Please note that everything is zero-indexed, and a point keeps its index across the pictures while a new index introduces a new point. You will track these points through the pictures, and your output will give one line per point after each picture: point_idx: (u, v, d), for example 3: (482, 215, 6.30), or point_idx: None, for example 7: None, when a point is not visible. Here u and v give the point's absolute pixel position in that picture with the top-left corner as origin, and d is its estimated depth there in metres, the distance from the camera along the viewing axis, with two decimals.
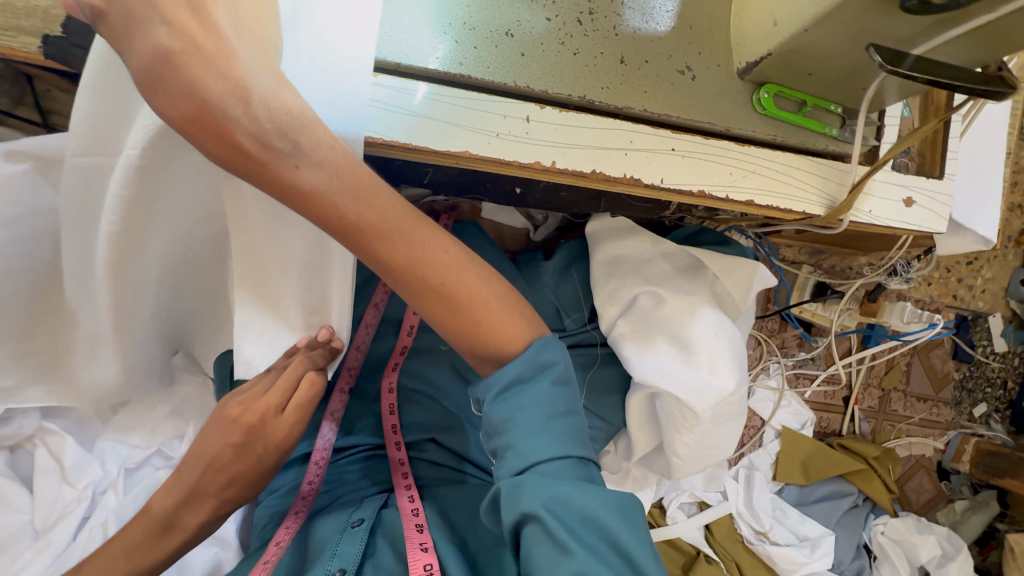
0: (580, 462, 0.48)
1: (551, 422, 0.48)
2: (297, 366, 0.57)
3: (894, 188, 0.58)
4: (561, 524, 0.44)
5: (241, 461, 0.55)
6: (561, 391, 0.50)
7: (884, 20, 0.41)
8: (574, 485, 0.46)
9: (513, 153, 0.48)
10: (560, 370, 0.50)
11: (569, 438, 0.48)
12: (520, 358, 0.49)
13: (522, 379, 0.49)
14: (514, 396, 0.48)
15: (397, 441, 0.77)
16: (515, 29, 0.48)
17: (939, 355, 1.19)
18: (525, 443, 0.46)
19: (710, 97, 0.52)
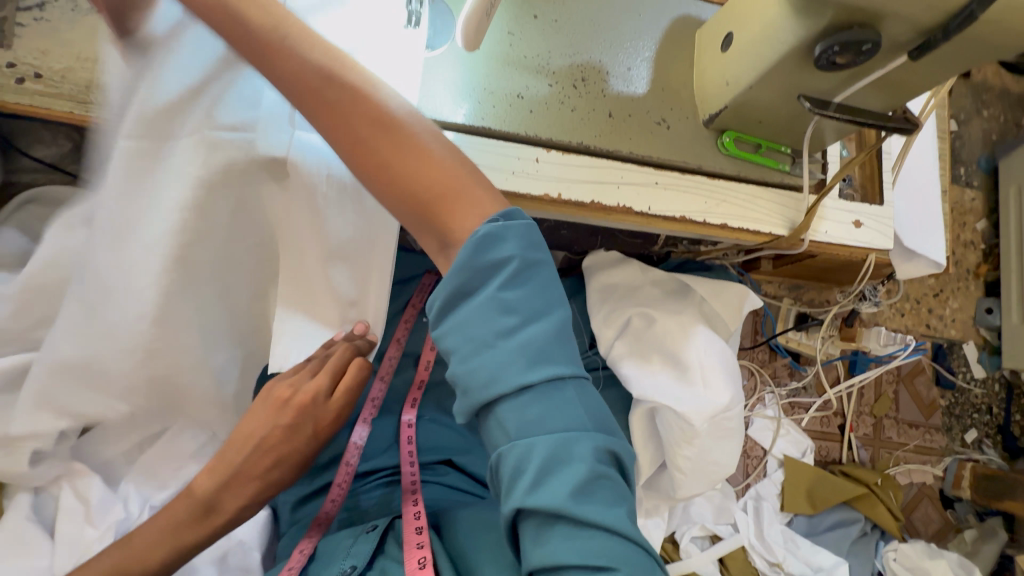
0: (552, 383, 0.40)
1: (511, 337, 0.40)
2: (340, 355, 0.64)
3: (844, 213, 0.69)
4: (537, 471, 0.38)
5: (292, 442, 0.62)
6: (507, 299, 0.41)
7: (809, 79, 0.53)
8: (545, 419, 0.39)
9: (526, 187, 0.59)
10: (511, 270, 0.42)
11: (531, 356, 0.40)
12: (460, 270, 0.42)
13: (469, 290, 0.42)
14: (462, 314, 0.41)
15: (411, 462, 0.79)
16: (524, 92, 0.61)
17: (924, 381, 1.25)
18: (481, 379, 0.39)
19: (683, 142, 0.64)
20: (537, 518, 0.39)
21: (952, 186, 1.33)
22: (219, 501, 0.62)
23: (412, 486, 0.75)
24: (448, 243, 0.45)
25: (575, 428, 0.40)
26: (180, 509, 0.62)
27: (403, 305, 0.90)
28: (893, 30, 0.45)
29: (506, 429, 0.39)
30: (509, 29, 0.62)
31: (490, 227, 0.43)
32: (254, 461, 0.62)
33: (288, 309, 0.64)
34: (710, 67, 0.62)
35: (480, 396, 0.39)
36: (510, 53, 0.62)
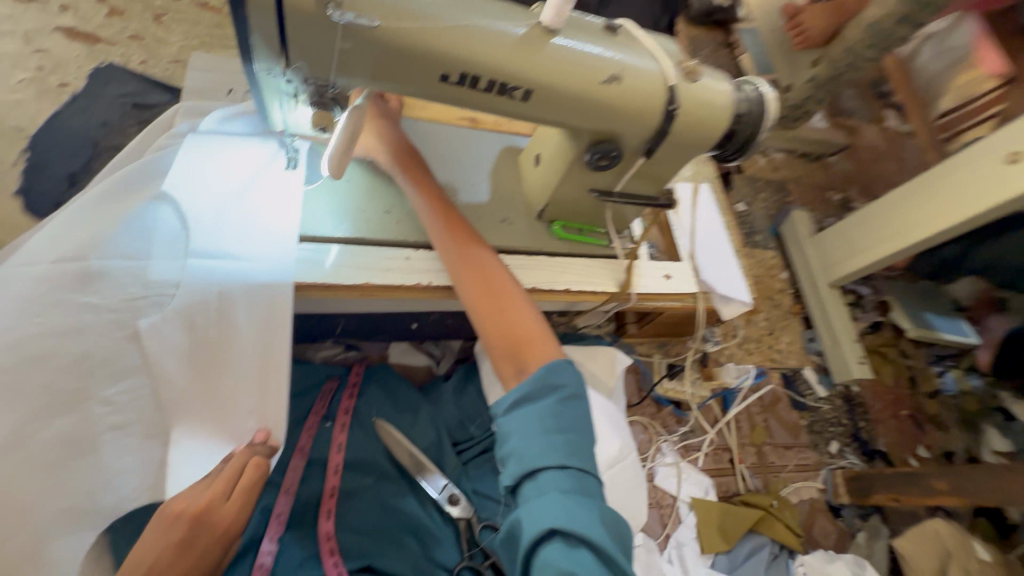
0: (577, 474, 0.57)
1: (549, 429, 0.59)
2: (239, 461, 0.65)
3: (656, 270, 0.90)
4: (540, 522, 0.53)
5: (183, 557, 0.58)
6: (563, 407, 0.61)
7: (593, 177, 0.74)
8: (570, 508, 0.54)
9: (402, 280, 0.72)
10: (566, 394, 0.62)
11: (563, 450, 0.57)
12: (525, 382, 0.63)
13: (533, 398, 0.62)
14: (522, 409, 0.62)
15: (335, 564, 0.78)
16: (391, 210, 0.77)
17: (784, 407, 1.46)
18: (528, 457, 0.57)
19: (524, 232, 0.82)
20: (562, 553, 0.52)
21: (755, 250, 1.72)
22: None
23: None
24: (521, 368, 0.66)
25: (593, 527, 0.53)
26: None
27: (304, 414, 0.93)
28: (629, 143, 0.68)
29: (531, 500, 0.55)
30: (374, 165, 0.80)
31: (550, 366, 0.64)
32: None
33: (194, 430, 0.68)
34: (530, 177, 0.83)
35: (519, 469, 0.57)
36: (377, 181, 0.78)
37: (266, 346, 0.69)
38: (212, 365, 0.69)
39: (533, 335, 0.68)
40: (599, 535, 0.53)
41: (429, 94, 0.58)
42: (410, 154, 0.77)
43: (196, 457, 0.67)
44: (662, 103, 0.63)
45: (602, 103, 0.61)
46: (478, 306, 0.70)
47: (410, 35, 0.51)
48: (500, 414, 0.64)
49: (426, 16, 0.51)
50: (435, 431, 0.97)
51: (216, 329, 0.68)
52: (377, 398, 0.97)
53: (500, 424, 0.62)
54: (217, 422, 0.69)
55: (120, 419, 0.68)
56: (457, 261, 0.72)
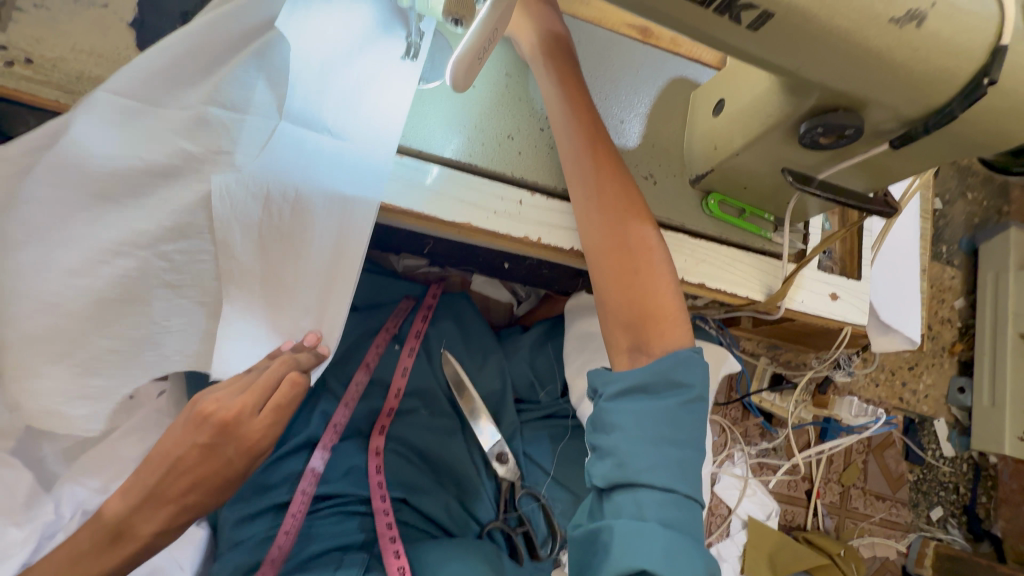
0: (682, 502, 0.48)
1: (661, 439, 0.49)
2: (278, 369, 0.62)
3: (821, 284, 0.69)
4: (639, 554, 0.45)
5: (208, 461, 0.59)
6: (682, 415, 0.50)
7: (792, 154, 0.54)
8: (676, 547, 0.45)
9: (507, 228, 0.59)
10: (689, 399, 0.51)
11: (675, 471, 0.48)
12: (645, 369, 0.52)
13: (650, 390, 0.51)
14: (636, 401, 0.51)
15: (382, 498, 0.82)
16: (515, 133, 0.62)
17: (892, 455, 1.24)
18: (637, 467, 0.48)
19: (669, 199, 0.65)
20: None
21: (934, 263, 1.36)
22: (130, 526, 0.59)
23: (388, 531, 0.79)
24: (642, 347, 0.54)
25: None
26: (89, 536, 0.59)
27: (375, 327, 0.91)
28: (874, 117, 0.46)
29: (629, 520, 0.47)
30: (506, 71, 0.64)
31: (682, 355, 0.52)
32: (170, 480, 0.59)
33: (257, 310, 0.65)
34: (698, 131, 0.63)
35: (619, 474, 0.48)
36: (506, 93, 0.63)
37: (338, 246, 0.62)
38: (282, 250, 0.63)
39: (667, 307, 0.54)
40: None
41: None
42: (560, 64, 0.59)
43: (244, 339, 0.65)
44: (968, 73, 0.40)
45: (878, 53, 0.39)
46: (601, 259, 0.57)
47: None
48: (602, 394, 0.53)
49: None
50: (503, 382, 0.91)
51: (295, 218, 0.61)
52: (450, 333, 0.92)
53: (602, 408, 0.52)
54: (273, 311, 0.66)
55: (179, 281, 0.61)
56: (587, 201, 0.58)
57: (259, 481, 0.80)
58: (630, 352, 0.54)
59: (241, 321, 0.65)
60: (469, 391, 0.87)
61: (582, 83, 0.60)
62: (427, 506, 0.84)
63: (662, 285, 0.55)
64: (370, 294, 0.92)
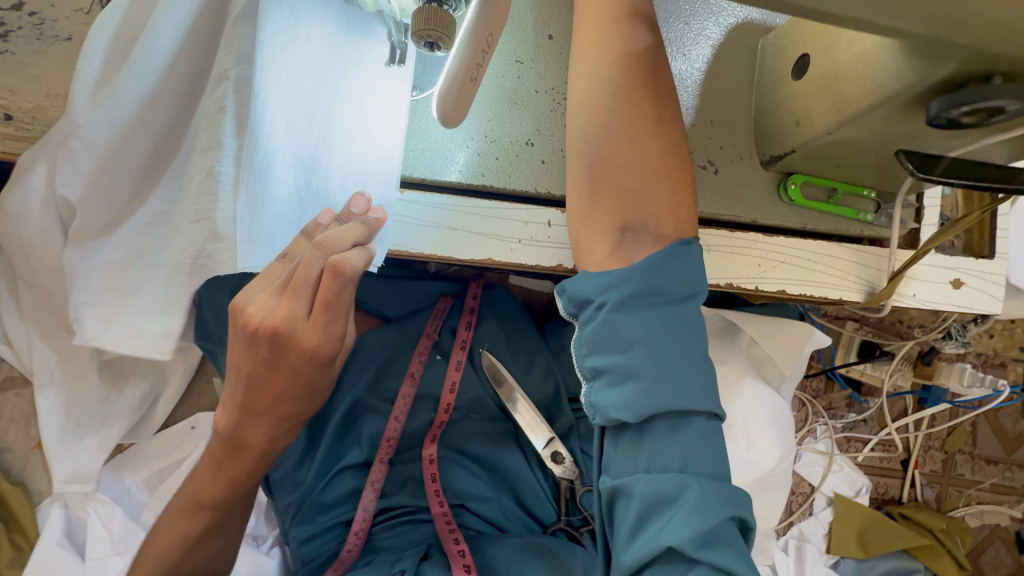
0: (709, 433, 0.36)
1: (680, 360, 0.37)
2: (310, 263, 0.42)
3: (940, 271, 0.55)
4: (664, 516, 0.34)
5: (276, 378, 0.45)
6: (691, 325, 0.38)
7: (910, 127, 0.39)
8: (715, 499, 0.34)
9: (536, 258, 0.50)
10: (701, 305, 0.40)
11: (706, 397, 0.36)
12: (651, 266, 0.38)
13: (657, 294, 0.38)
14: (647, 310, 0.38)
15: (440, 502, 0.77)
16: (534, 137, 0.51)
17: (1008, 413, 1.08)
18: (663, 398, 0.35)
19: (736, 191, 0.52)
20: (669, 572, 0.34)
21: None
22: (243, 435, 0.49)
23: (446, 527, 0.75)
24: (627, 228, 0.42)
25: (729, 529, 0.35)
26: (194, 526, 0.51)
27: (414, 336, 0.81)
28: None
29: (649, 471, 0.35)
30: (517, 56, 0.51)
31: (679, 249, 0.40)
32: (251, 398, 0.47)
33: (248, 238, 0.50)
34: (774, 100, 0.49)
35: (640, 408, 0.35)
36: (518, 89, 0.51)
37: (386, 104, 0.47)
38: (287, 87, 0.44)
39: (660, 188, 0.42)
40: (734, 548, 0.34)
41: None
42: (595, 17, 0.43)
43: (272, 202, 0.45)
44: None
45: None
46: (656, 183, 0.42)
47: None
48: (599, 303, 0.39)
49: None
50: (554, 385, 0.81)
51: (295, 37, 0.44)
52: (494, 333, 0.82)
53: (605, 323, 0.38)
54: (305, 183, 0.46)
55: None
56: (641, 118, 0.42)
57: (319, 501, 0.76)
58: (613, 235, 0.42)
59: (266, 172, 0.44)
60: (521, 398, 0.78)
61: (642, 43, 0.43)
62: (486, 511, 0.77)
63: (661, 152, 0.42)
64: (405, 299, 0.83)
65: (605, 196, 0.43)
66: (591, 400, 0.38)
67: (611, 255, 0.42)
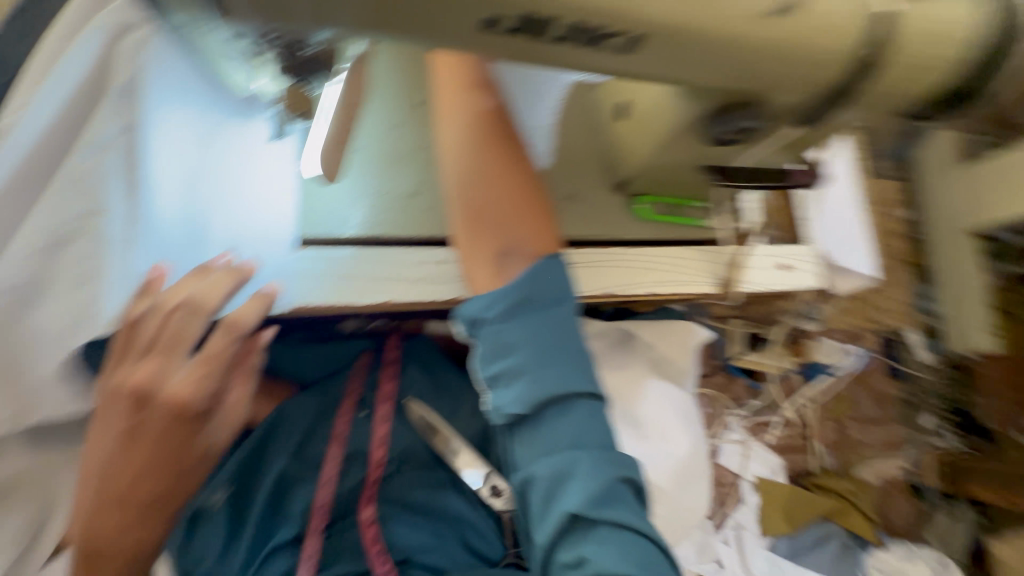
0: (594, 412, 0.42)
1: (559, 353, 0.43)
2: (180, 318, 0.46)
3: (769, 258, 0.67)
4: (564, 491, 0.39)
5: (139, 447, 0.44)
6: (566, 323, 0.45)
7: (705, 149, 0.51)
8: (603, 465, 0.39)
9: (434, 293, 0.54)
10: (574, 306, 0.47)
11: (586, 381, 0.42)
12: (525, 280, 0.45)
13: (533, 302, 0.45)
14: (526, 317, 0.44)
15: (384, 561, 0.72)
16: (417, 189, 0.58)
17: (877, 375, 1.26)
18: (547, 387, 0.41)
19: (596, 214, 0.62)
20: (574, 540, 0.38)
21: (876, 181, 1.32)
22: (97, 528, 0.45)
23: None
24: (501, 254, 0.49)
25: (623, 492, 0.40)
26: None
27: (337, 398, 0.81)
28: (779, 104, 0.43)
29: (548, 455, 0.40)
30: (392, 123, 0.59)
31: (547, 262, 0.47)
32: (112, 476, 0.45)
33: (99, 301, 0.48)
34: (609, 139, 0.60)
35: (532, 399, 0.41)
36: (397, 150, 0.58)
37: (270, 169, 0.53)
38: (166, 165, 0.45)
39: (523, 217, 0.49)
40: (629, 507, 0.40)
41: (488, 50, 0.34)
42: (449, 85, 0.52)
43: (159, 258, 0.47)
44: (852, 44, 0.37)
45: None
46: (518, 213, 0.49)
47: None
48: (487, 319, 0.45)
49: None
50: (482, 421, 0.83)
51: (174, 115, 0.45)
52: (417, 380, 0.84)
53: (491, 334, 0.44)
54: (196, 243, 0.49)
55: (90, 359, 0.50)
56: (498, 163, 0.50)
57: None
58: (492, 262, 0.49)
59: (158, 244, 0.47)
60: (450, 438, 0.78)
61: (488, 104, 0.52)
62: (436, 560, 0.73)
63: (517, 188, 0.50)
64: (322, 361, 0.84)
65: (479, 230, 0.50)
66: (491, 404, 0.43)
67: (493, 279, 0.48)
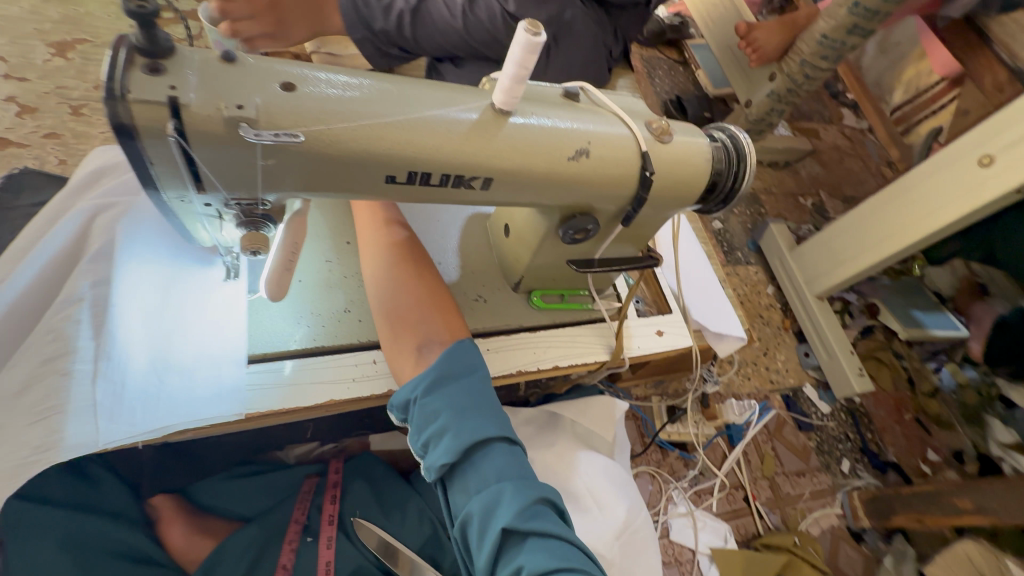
0: (510, 450, 0.52)
1: (475, 409, 0.53)
2: None
3: (645, 328, 0.84)
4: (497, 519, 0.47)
5: None
6: (477, 385, 0.56)
7: (567, 248, 0.68)
8: (524, 488, 0.49)
9: (370, 388, 0.64)
10: (483, 372, 0.58)
11: (500, 426, 0.53)
12: (441, 359, 0.56)
13: (449, 374, 0.55)
14: (445, 386, 0.54)
15: None
16: (349, 306, 0.68)
17: (791, 430, 1.38)
18: (468, 435, 0.50)
19: (502, 310, 0.76)
20: (512, 556, 0.46)
21: (739, 266, 1.60)
22: None
23: None
24: (421, 344, 0.60)
25: (544, 507, 0.50)
26: None
27: (282, 527, 0.81)
28: (604, 211, 0.61)
29: (479, 492, 0.49)
30: (325, 257, 0.71)
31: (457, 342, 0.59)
32: None
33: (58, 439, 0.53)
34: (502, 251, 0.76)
35: (458, 448, 0.49)
36: (331, 277, 0.69)
37: (223, 306, 0.63)
38: (135, 311, 0.58)
39: (436, 313, 0.62)
40: (548, 519, 0.49)
41: (398, 196, 0.51)
42: (371, 225, 0.68)
43: (129, 394, 0.55)
44: (634, 170, 0.57)
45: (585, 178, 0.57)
46: (431, 311, 0.62)
47: (345, 140, 0.43)
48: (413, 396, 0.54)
49: (364, 115, 0.44)
50: (431, 525, 0.83)
51: (145, 274, 0.61)
52: (364, 495, 0.85)
53: (418, 406, 0.53)
54: (158, 374, 0.57)
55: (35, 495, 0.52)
56: (412, 276, 0.64)
57: None
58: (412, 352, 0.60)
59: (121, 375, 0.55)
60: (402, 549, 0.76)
61: (399, 236, 0.68)
62: None
63: (430, 293, 0.64)
64: (267, 492, 0.85)
65: (401, 329, 0.62)
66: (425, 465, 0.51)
67: (416, 366, 0.59)
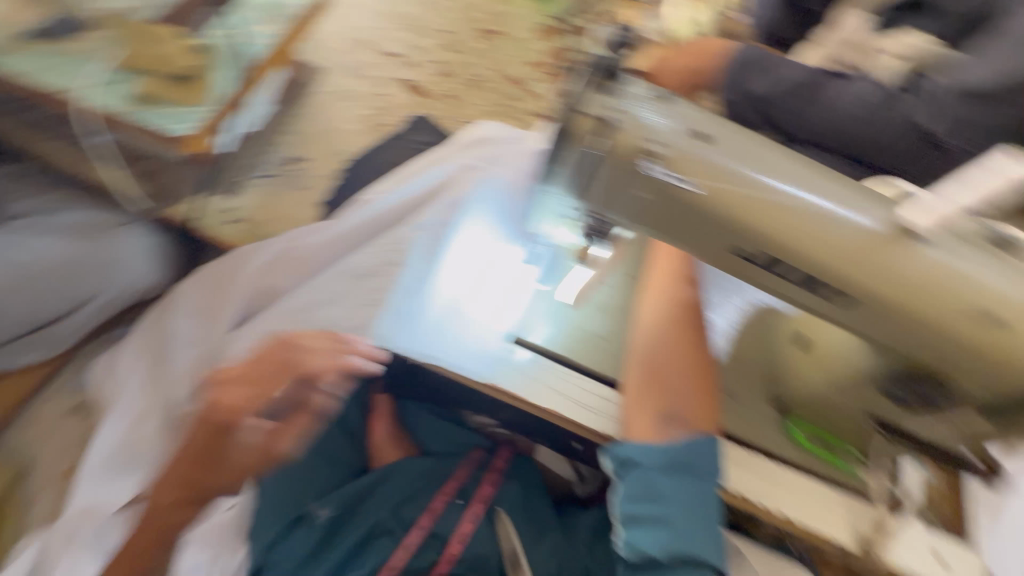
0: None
1: (698, 518, 0.50)
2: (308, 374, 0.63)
3: (923, 541, 0.59)
4: None
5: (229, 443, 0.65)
6: (708, 491, 0.52)
7: (882, 401, 0.57)
8: None
9: (593, 422, 0.61)
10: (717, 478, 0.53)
11: (715, 551, 0.50)
12: (683, 445, 0.53)
13: (685, 465, 0.52)
14: (677, 476, 0.52)
15: None
16: (608, 333, 0.66)
17: None
18: (683, 544, 0.49)
19: (755, 421, 0.64)
20: None
21: None
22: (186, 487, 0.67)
23: None
24: (666, 412, 0.57)
25: None
26: None
27: (444, 477, 0.87)
28: (967, 390, 0.50)
29: None
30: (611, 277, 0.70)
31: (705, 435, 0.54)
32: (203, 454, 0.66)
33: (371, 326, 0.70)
34: (784, 361, 0.66)
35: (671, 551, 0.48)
36: (605, 298, 0.68)
37: (513, 277, 0.69)
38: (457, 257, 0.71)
39: (693, 391, 0.59)
40: None
41: (732, 270, 0.49)
42: (667, 273, 0.67)
43: (426, 318, 0.67)
44: None
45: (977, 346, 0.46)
46: (689, 387, 0.59)
47: (730, 206, 0.43)
48: (640, 464, 0.53)
49: (762, 191, 0.43)
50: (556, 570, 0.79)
51: (473, 231, 0.73)
52: (514, 497, 0.86)
53: (642, 478, 0.52)
54: (448, 313, 0.67)
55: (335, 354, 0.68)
56: (685, 342, 0.62)
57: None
58: (653, 415, 0.57)
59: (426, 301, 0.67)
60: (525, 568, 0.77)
61: (689, 295, 0.65)
62: None
63: (694, 367, 0.61)
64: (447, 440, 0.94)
65: (652, 387, 0.59)
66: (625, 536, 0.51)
67: (652, 432, 0.56)
